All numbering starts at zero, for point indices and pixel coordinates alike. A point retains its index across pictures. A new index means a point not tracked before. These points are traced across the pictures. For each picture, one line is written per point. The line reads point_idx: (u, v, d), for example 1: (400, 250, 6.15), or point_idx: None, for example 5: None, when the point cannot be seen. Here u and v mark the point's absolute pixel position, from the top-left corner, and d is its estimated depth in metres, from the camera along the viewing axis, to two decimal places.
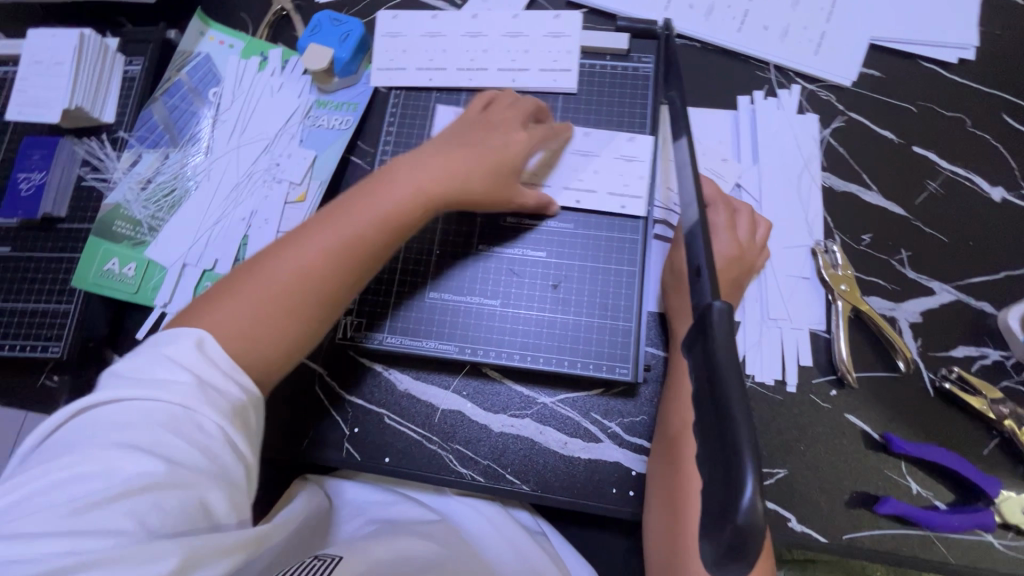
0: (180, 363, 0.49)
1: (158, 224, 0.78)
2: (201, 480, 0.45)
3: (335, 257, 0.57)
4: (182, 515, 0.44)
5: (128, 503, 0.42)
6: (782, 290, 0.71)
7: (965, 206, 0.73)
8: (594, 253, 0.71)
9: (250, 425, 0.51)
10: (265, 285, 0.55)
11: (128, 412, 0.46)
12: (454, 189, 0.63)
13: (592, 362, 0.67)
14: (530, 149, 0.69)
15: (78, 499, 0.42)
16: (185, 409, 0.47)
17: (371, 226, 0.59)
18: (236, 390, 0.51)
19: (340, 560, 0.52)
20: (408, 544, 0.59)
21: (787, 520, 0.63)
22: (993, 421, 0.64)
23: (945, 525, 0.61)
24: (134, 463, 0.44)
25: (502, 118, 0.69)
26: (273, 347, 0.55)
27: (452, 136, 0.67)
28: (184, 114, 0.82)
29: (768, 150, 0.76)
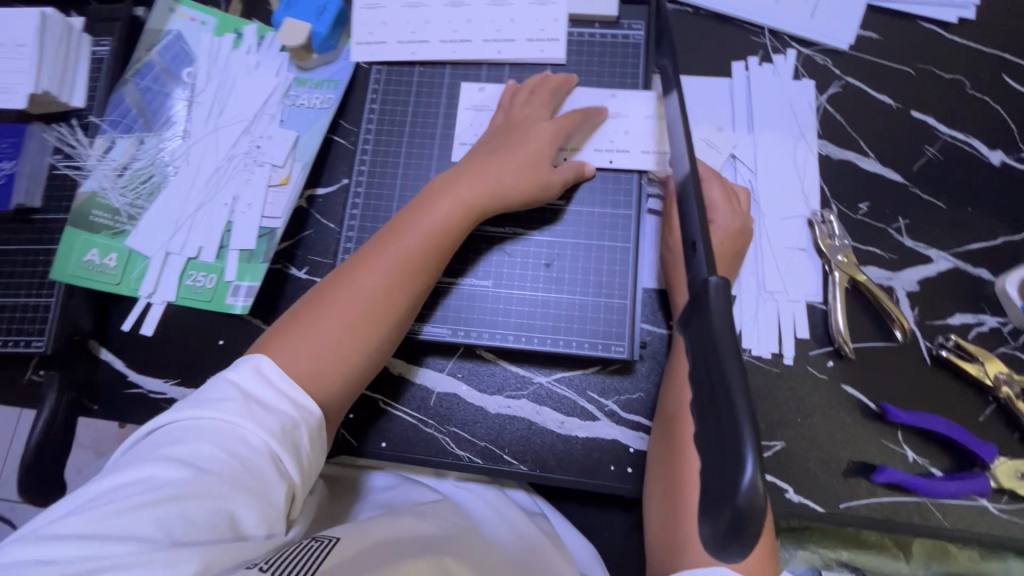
0: (236, 384, 0.52)
1: (137, 213, 0.75)
2: (231, 493, 0.47)
3: (393, 282, 0.60)
4: (207, 526, 0.45)
5: (161, 510, 0.44)
6: (777, 262, 0.70)
7: (965, 172, 0.71)
8: (586, 230, 0.69)
9: (298, 445, 0.52)
10: (334, 317, 0.58)
11: (181, 428, 0.50)
12: (493, 201, 0.65)
13: (587, 341, 0.67)
14: (560, 132, 0.68)
15: (117, 503, 0.44)
16: (231, 425, 0.49)
17: (419, 247, 0.61)
18: (288, 411, 0.52)
19: (337, 542, 0.50)
20: (410, 524, 0.58)
21: (785, 491, 0.63)
22: (989, 387, 0.64)
23: (941, 491, 0.61)
24: (175, 474, 0.46)
25: (524, 117, 0.69)
26: (346, 373, 0.58)
27: (480, 148, 0.68)
28: (158, 96, 0.78)
29: (763, 119, 0.74)
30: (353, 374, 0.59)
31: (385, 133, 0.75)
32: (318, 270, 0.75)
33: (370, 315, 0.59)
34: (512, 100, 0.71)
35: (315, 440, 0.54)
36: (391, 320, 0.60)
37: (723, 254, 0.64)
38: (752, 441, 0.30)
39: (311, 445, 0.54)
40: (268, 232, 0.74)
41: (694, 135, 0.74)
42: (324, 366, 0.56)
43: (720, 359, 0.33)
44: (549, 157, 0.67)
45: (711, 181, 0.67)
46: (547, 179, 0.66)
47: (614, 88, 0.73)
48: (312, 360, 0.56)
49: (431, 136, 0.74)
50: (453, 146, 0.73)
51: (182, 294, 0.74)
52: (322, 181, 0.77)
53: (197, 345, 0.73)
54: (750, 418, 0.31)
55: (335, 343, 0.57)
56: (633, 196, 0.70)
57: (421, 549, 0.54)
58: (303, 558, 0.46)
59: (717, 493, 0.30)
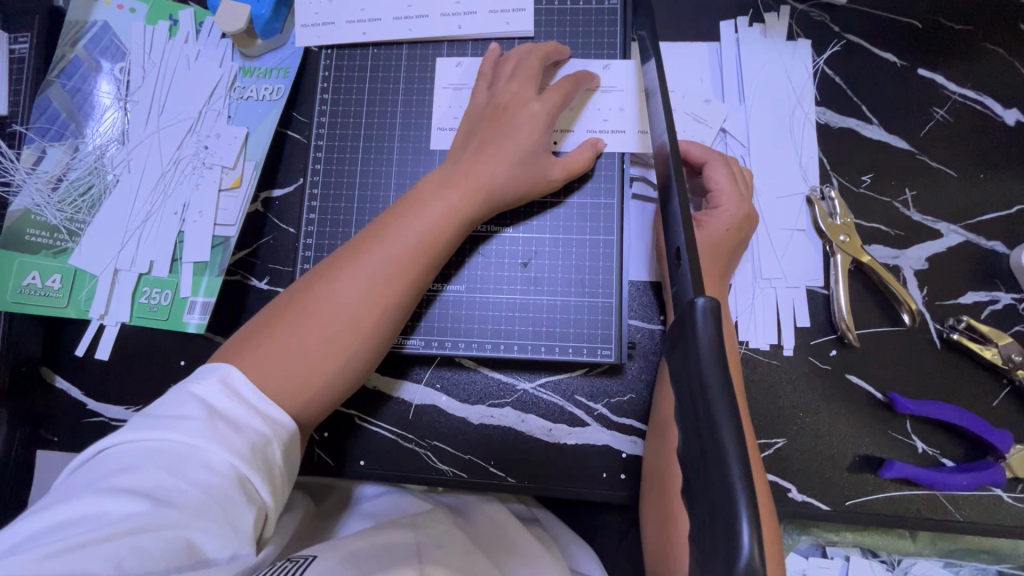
0: (199, 399, 0.46)
1: (78, 228, 0.69)
2: (192, 520, 0.41)
3: (380, 291, 0.54)
4: (166, 558, 0.40)
5: (109, 547, 0.38)
6: (774, 246, 0.64)
7: (977, 135, 0.65)
8: (566, 223, 0.64)
9: (271, 463, 0.46)
10: (313, 329, 0.52)
11: (134, 451, 0.43)
12: (487, 198, 0.58)
13: (570, 345, 0.62)
14: (552, 115, 0.61)
15: (57, 541, 0.38)
16: (191, 447, 0.43)
17: (411, 252, 0.55)
18: (259, 427, 0.47)
19: (316, 558, 0.46)
20: (396, 535, 0.52)
21: (788, 490, 0.60)
22: (1004, 370, 0.60)
23: (953, 483, 0.58)
24: (126, 504, 0.40)
25: (512, 96, 0.61)
26: (326, 392, 0.53)
27: (469, 136, 0.61)
28: (87, 97, 0.72)
29: (757, 86, 0.67)
30: (335, 389, 0.54)
31: (340, 126, 0.68)
32: (280, 279, 0.69)
33: (354, 325, 0.53)
34: (495, 79, 0.63)
35: (289, 454, 0.49)
36: (378, 330, 0.55)
37: (720, 246, 0.59)
38: (747, 503, 0.27)
39: (285, 460, 0.48)
40: (222, 241, 0.68)
41: (679, 109, 0.67)
42: (303, 383, 0.51)
43: (710, 402, 0.30)
44: (545, 145, 0.60)
45: (714, 163, 0.61)
46: (544, 171, 0.60)
47: (603, 59, 0.66)
48: (291, 377, 0.50)
49: (391, 126, 0.67)
50: (415, 136, 0.67)
51: (136, 313, 0.68)
52: (278, 182, 0.71)
53: (156, 367, 0.68)
54: (744, 474, 0.28)
55: (317, 357, 0.52)
56: (614, 182, 0.64)
57: (408, 557, 0.48)
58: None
59: (712, 562, 0.27)
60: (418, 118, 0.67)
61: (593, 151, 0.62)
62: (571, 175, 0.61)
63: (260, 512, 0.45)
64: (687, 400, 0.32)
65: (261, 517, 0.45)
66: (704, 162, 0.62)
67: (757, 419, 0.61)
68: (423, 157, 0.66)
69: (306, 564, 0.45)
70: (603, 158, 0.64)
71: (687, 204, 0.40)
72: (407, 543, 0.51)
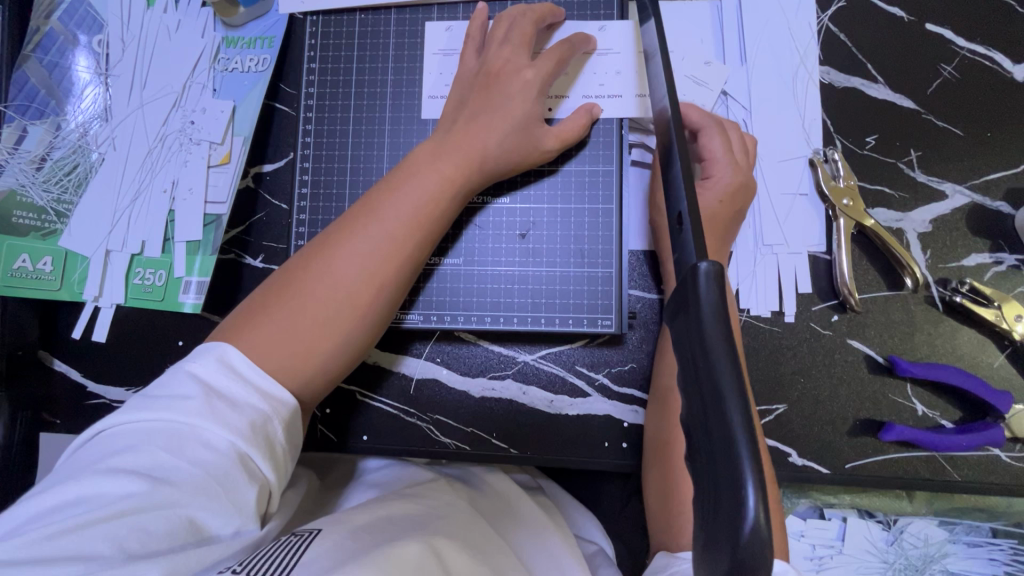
0: (195, 378, 0.45)
1: (66, 209, 0.68)
2: (191, 499, 0.41)
3: (375, 265, 0.53)
4: (168, 536, 0.40)
5: (109, 527, 0.39)
6: (776, 211, 0.63)
7: (986, 92, 0.63)
8: (565, 193, 0.62)
9: (272, 440, 0.46)
10: (308, 305, 0.51)
11: (132, 432, 0.43)
12: (479, 169, 0.57)
13: (570, 317, 0.61)
14: (546, 81, 0.59)
15: (58, 521, 0.39)
16: (189, 427, 0.43)
17: (404, 225, 0.54)
18: (257, 405, 0.46)
19: (319, 531, 0.46)
20: (398, 506, 0.53)
21: (788, 455, 0.60)
22: (1006, 332, 0.59)
23: (951, 445, 0.58)
24: (125, 484, 0.41)
25: (504, 62, 0.59)
26: (326, 368, 0.52)
27: (460, 105, 0.59)
28: (65, 72, 0.69)
29: (759, 46, 0.65)
30: (335, 364, 0.53)
31: (329, 97, 0.66)
32: (274, 256, 0.68)
33: (351, 300, 0.53)
34: (485, 45, 0.61)
35: (291, 431, 0.49)
36: (376, 304, 0.54)
37: (718, 217, 0.58)
38: (753, 468, 0.27)
39: (287, 438, 0.48)
40: (214, 219, 0.67)
41: (678, 71, 0.65)
42: (301, 359, 0.51)
43: (714, 369, 0.29)
44: (540, 113, 0.59)
45: (709, 130, 0.60)
46: (538, 141, 0.59)
47: (599, 20, 0.63)
48: (289, 353, 0.50)
49: (381, 96, 0.65)
50: (407, 106, 0.65)
51: (131, 294, 0.68)
52: (268, 157, 0.69)
53: (153, 348, 0.67)
54: (749, 440, 0.27)
55: (314, 333, 0.51)
56: (613, 148, 0.62)
57: (414, 530, 0.49)
58: (276, 559, 0.42)
59: (718, 526, 0.27)
60: (409, 87, 0.65)
61: (589, 118, 0.60)
62: (565, 144, 0.60)
63: (263, 489, 0.45)
64: (689, 369, 0.31)
65: (264, 494, 0.45)
66: (699, 129, 0.61)
67: (758, 386, 0.61)
68: (415, 127, 0.65)
69: (310, 538, 0.45)
70: (601, 125, 0.62)
71: (688, 167, 0.39)
72: (412, 516, 0.51)
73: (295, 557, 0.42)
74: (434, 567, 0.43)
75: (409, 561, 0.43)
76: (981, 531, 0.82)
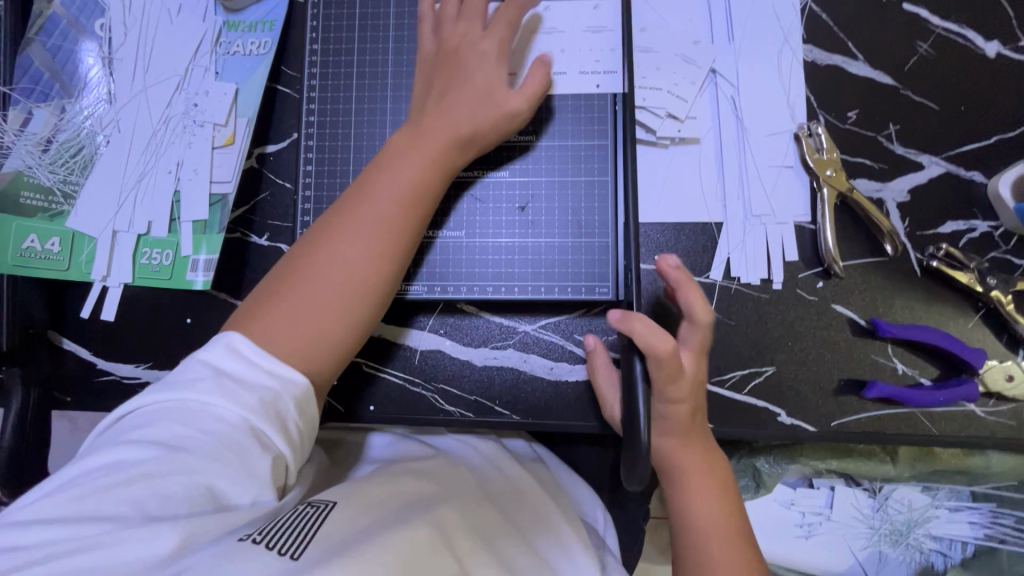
0: (208, 360, 0.48)
1: (73, 190, 0.69)
2: (207, 469, 0.43)
3: (371, 248, 0.55)
4: (186, 502, 0.43)
5: (131, 491, 0.42)
6: (764, 182, 0.66)
7: (960, 67, 0.67)
8: (562, 167, 0.65)
9: (283, 417, 0.48)
10: (310, 295, 0.53)
11: (151, 409, 0.46)
12: (457, 147, 0.59)
13: (569, 286, 0.64)
14: (505, 50, 0.62)
15: (86, 485, 0.42)
16: (203, 402, 0.45)
17: (392, 207, 0.56)
18: (268, 385, 0.48)
19: (334, 506, 0.48)
20: (404, 484, 0.55)
21: (777, 415, 0.63)
22: (980, 293, 0.63)
23: (930, 401, 0.61)
24: (145, 454, 0.43)
25: (461, 39, 0.62)
26: (339, 352, 0.54)
27: (428, 86, 0.62)
28: (70, 55, 0.70)
29: (745, 25, 0.68)
30: (346, 347, 0.55)
31: (331, 78, 0.67)
32: (280, 234, 0.69)
33: (354, 284, 0.54)
34: (438, 21, 0.63)
35: (303, 410, 0.50)
36: (379, 286, 0.56)
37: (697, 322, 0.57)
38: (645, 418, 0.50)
39: (299, 415, 0.49)
40: (219, 199, 0.68)
41: (669, 50, 0.68)
42: (312, 344, 0.52)
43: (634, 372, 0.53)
44: (502, 79, 0.61)
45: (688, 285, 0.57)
46: (508, 110, 0.61)
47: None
48: (297, 337, 0.51)
49: (382, 76, 0.67)
50: (407, 85, 0.67)
51: (138, 274, 0.69)
52: (271, 138, 0.71)
53: (163, 326, 0.69)
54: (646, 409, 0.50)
55: (320, 317, 0.53)
56: (607, 124, 0.64)
57: (419, 510, 0.51)
58: (295, 528, 0.43)
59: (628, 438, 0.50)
60: (409, 67, 0.67)
61: (545, 70, 0.62)
62: (533, 110, 0.62)
63: (277, 461, 0.46)
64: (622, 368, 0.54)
65: (278, 466, 0.46)
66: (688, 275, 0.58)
67: (749, 349, 0.64)
68: None
69: (324, 511, 0.46)
70: (596, 100, 0.65)
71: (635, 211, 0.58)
72: (418, 494, 0.54)
73: (313, 531, 0.44)
74: (441, 546, 0.47)
75: (418, 544, 0.45)
76: (961, 496, 0.86)
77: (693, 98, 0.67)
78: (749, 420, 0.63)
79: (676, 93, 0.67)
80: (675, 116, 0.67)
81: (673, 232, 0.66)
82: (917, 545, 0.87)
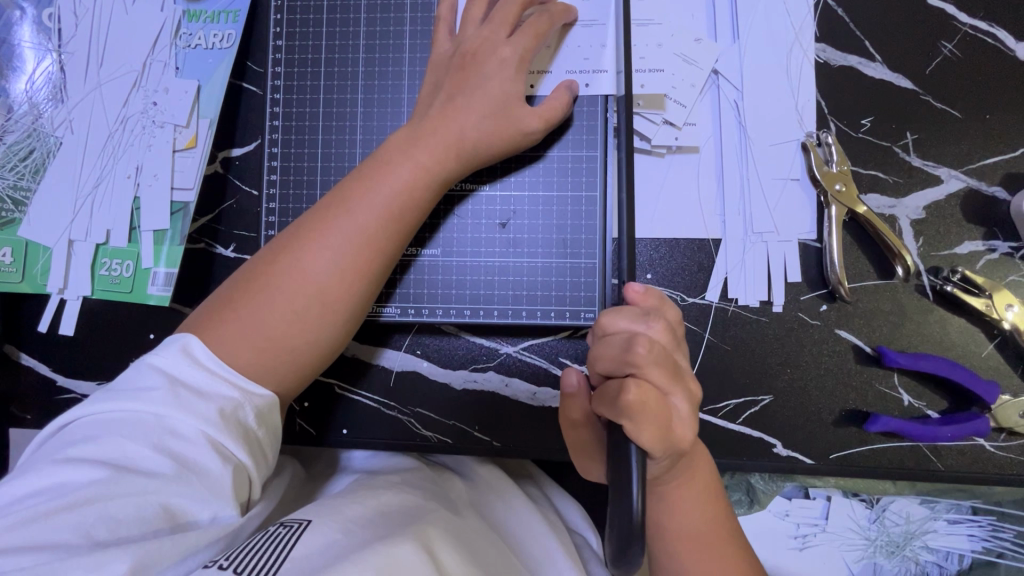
0: (160, 369, 0.44)
1: (24, 196, 0.65)
2: (163, 487, 0.40)
3: (348, 260, 0.50)
4: (139, 523, 0.39)
5: (75, 516, 0.38)
6: (768, 197, 0.61)
7: (987, 70, 0.61)
8: (547, 181, 0.60)
9: (245, 427, 0.45)
10: (277, 302, 0.49)
11: (99, 422, 0.43)
12: (457, 157, 0.54)
13: (552, 310, 0.59)
14: (525, 59, 0.55)
15: (23, 510, 0.38)
16: (157, 416, 0.42)
17: (378, 219, 0.51)
18: (229, 394, 0.45)
19: (309, 524, 0.44)
20: (387, 497, 0.51)
21: (773, 446, 0.60)
22: (996, 322, 0.58)
23: (936, 436, 0.58)
24: (91, 473, 0.40)
25: (481, 42, 0.55)
26: (300, 367, 0.50)
27: (437, 87, 0.56)
28: (16, 50, 0.65)
29: (753, 22, 0.62)
30: (307, 364, 0.51)
31: (298, 77, 0.62)
32: (246, 246, 0.65)
33: (323, 296, 0.50)
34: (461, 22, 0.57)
35: (267, 419, 0.47)
36: (351, 301, 0.51)
37: (685, 393, 0.42)
38: (637, 474, 0.38)
39: (262, 424, 0.47)
40: (182, 207, 0.64)
41: (668, 49, 0.62)
42: (271, 356, 0.49)
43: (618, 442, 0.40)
44: (519, 91, 0.55)
45: (661, 364, 0.42)
46: (520, 120, 0.55)
47: None
48: (259, 350, 0.48)
49: (353, 76, 0.62)
50: (380, 86, 0.61)
51: (98, 286, 0.65)
52: (236, 140, 0.65)
53: (124, 341, 0.65)
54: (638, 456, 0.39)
55: (280, 328, 0.49)
56: (598, 133, 0.59)
57: (403, 523, 0.47)
58: (267, 551, 0.41)
59: (617, 514, 0.37)
60: (383, 66, 0.61)
61: (570, 96, 0.57)
62: (549, 124, 0.56)
63: (239, 474, 0.43)
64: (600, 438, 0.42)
65: (240, 478, 0.43)
66: (657, 351, 0.42)
67: (743, 376, 0.60)
68: (390, 110, 0.61)
69: (300, 530, 0.43)
70: (585, 105, 0.59)
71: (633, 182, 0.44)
72: (403, 507, 0.50)
73: (284, 551, 0.41)
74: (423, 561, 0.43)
75: (404, 557, 0.41)
76: (962, 509, 0.81)
77: (692, 103, 0.61)
78: (742, 451, 0.60)
79: (674, 97, 0.61)
80: (673, 124, 0.61)
81: (667, 249, 0.61)
82: (913, 557, 0.82)
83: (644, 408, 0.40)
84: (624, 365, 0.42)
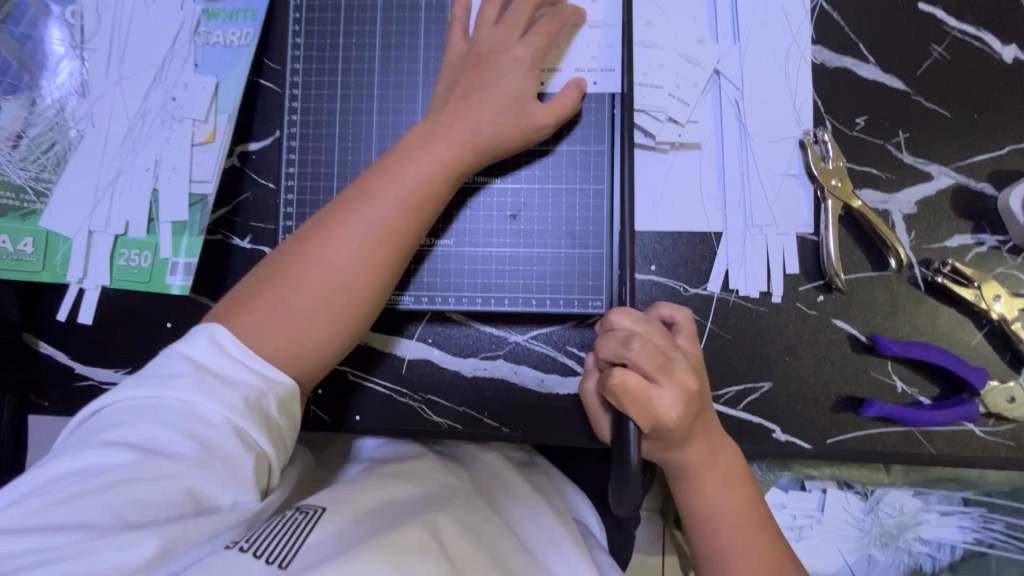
0: (187, 357, 0.46)
1: (45, 187, 0.66)
2: (189, 471, 0.42)
3: (370, 251, 0.53)
4: (166, 506, 0.41)
5: (106, 497, 0.40)
6: (767, 191, 0.64)
7: (975, 72, 0.64)
8: (556, 175, 0.62)
9: (267, 415, 0.46)
10: (302, 292, 0.51)
11: (128, 409, 0.44)
12: (473, 152, 0.56)
13: (561, 299, 0.62)
14: (536, 58, 0.57)
15: (55, 491, 0.40)
16: (183, 403, 0.44)
17: (398, 212, 0.53)
18: (252, 382, 0.47)
19: (324, 512, 0.45)
20: (395, 488, 0.53)
21: (772, 431, 0.62)
22: (984, 312, 0.61)
23: (927, 421, 0.60)
24: (121, 457, 0.41)
25: (495, 41, 0.58)
26: (323, 354, 0.52)
27: (452, 84, 0.58)
28: (38, 44, 0.67)
29: (753, 24, 0.64)
30: (330, 351, 0.53)
31: (316, 73, 0.64)
32: (263, 237, 0.67)
33: (346, 285, 0.52)
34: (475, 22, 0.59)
35: (287, 408, 0.49)
36: (372, 290, 0.53)
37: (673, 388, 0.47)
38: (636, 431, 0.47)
39: (282, 413, 0.48)
40: (199, 199, 0.66)
41: (672, 49, 0.64)
42: (296, 343, 0.50)
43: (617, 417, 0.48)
44: (531, 89, 0.57)
45: (650, 362, 0.47)
46: (532, 116, 0.57)
47: None
48: (285, 338, 0.50)
49: (369, 73, 0.64)
50: (396, 83, 0.64)
51: (116, 276, 0.67)
52: (253, 135, 0.67)
53: (141, 331, 0.66)
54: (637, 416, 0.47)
55: (304, 316, 0.51)
56: (605, 129, 0.61)
57: (412, 513, 0.49)
58: (284, 535, 0.42)
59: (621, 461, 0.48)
60: (398, 64, 0.64)
61: (578, 93, 0.59)
62: (559, 120, 0.58)
63: (260, 461, 0.45)
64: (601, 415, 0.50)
65: (261, 464, 0.45)
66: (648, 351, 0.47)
67: (743, 363, 0.63)
68: (405, 106, 0.63)
69: (315, 518, 0.44)
70: (593, 102, 0.62)
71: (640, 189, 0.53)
72: (412, 498, 0.52)
73: (301, 538, 0.42)
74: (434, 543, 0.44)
75: (409, 543, 0.43)
76: (953, 500, 0.83)
77: (695, 101, 0.64)
78: (742, 435, 0.62)
79: (677, 95, 0.64)
80: (676, 121, 0.64)
81: (671, 242, 0.64)
82: (906, 548, 0.84)
83: (629, 392, 0.46)
84: (618, 357, 0.48)
